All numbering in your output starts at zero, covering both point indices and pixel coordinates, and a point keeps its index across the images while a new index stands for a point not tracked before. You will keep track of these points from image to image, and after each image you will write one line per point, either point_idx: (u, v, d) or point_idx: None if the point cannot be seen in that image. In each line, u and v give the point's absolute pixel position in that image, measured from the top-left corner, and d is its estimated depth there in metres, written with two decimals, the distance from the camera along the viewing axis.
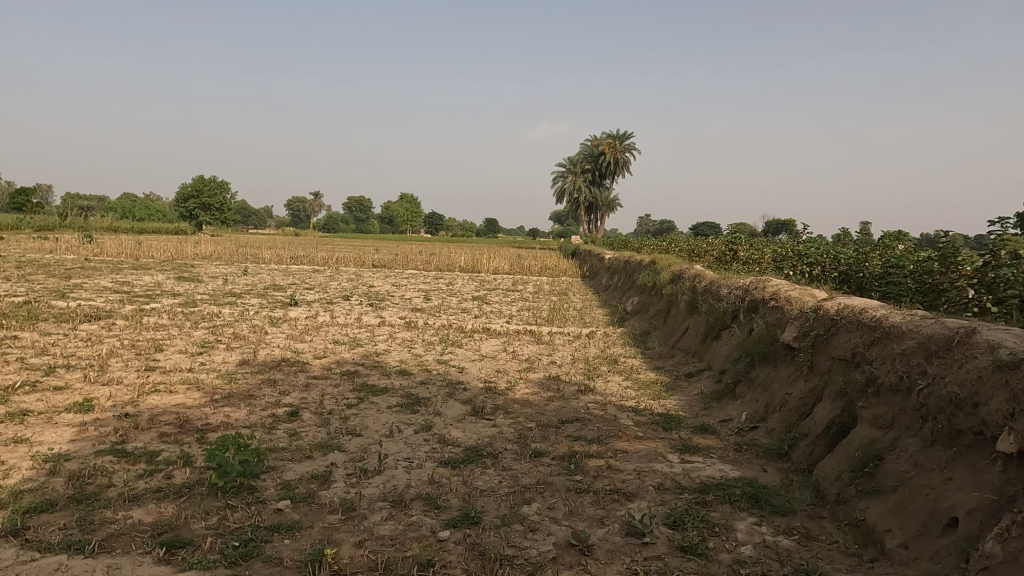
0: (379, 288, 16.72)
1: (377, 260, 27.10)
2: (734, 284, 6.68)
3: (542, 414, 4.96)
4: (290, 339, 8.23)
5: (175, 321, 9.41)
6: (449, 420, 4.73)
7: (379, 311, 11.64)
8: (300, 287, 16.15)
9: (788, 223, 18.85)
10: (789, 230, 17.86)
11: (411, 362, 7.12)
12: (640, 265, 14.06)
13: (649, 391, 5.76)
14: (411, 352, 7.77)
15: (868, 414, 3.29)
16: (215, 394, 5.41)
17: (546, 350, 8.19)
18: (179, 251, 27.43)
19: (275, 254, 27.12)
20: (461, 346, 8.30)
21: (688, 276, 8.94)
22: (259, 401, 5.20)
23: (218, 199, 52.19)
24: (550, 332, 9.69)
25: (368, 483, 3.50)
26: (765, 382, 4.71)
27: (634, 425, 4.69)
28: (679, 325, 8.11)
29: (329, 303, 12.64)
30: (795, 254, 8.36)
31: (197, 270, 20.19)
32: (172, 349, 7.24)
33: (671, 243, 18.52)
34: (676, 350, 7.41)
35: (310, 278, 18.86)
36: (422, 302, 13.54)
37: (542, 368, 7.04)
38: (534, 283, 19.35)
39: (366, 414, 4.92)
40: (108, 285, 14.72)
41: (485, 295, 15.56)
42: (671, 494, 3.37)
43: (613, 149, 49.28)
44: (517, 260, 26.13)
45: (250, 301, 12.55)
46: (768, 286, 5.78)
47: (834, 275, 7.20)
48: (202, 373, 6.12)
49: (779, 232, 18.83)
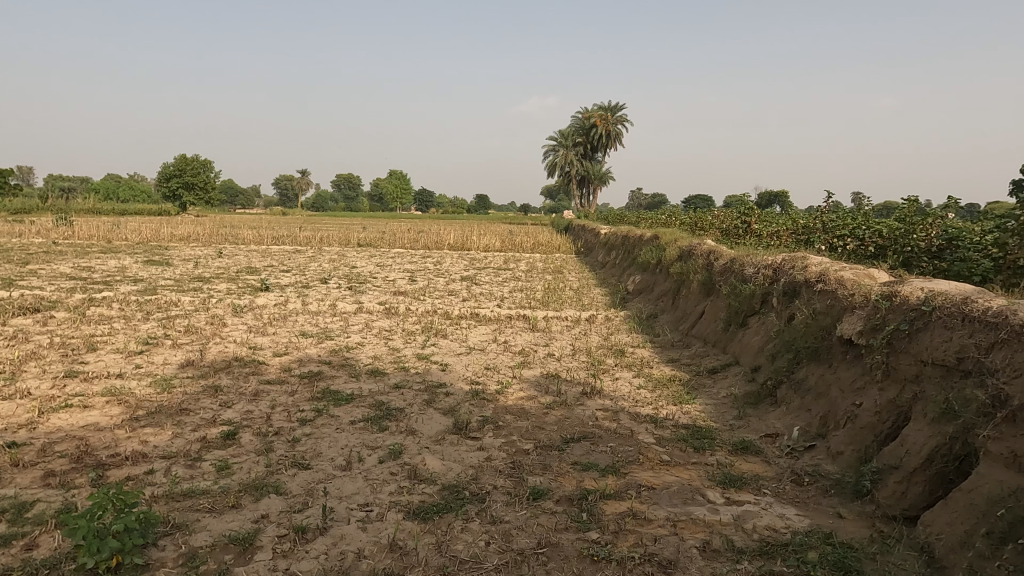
0: (362, 268, 15.63)
1: (363, 239, 25.92)
2: (761, 262, 5.71)
3: (540, 429, 4.00)
4: (251, 332, 7.22)
5: (124, 313, 8.33)
6: (425, 441, 3.76)
7: (358, 296, 10.62)
8: (277, 269, 15.06)
9: (780, 195, 17.97)
10: (786, 202, 17.01)
11: (387, 358, 6.11)
12: (640, 241, 13.09)
13: (667, 394, 4.81)
14: (388, 344, 6.77)
15: (999, 448, 2.35)
16: (138, 407, 4.40)
17: (542, 340, 7.19)
18: (154, 233, 26.12)
19: (257, 234, 25.83)
20: (446, 337, 7.28)
21: (700, 252, 7.97)
22: (190, 418, 4.20)
23: (201, 178, 50.61)
24: (546, 317, 8.70)
25: (306, 552, 2.54)
26: (818, 388, 3.79)
27: (657, 444, 3.74)
28: (692, 309, 7.15)
29: (304, 288, 11.59)
30: (821, 225, 7.39)
31: (169, 253, 19.00)
32: (107, 348, 6.20)
33: (668, 216, 17.50)
34: (690, 339, 6.48)
35: (290, 260, 17.75)
36: (405, 284, 12.49)
37: (539, 363, 6.06)
38: (526, 261, 18.38)
39: (321, 435, 3.94)
40: (66, 271, 13.57)
41: (474, 275, 14.53)
42: (723, 563, 2.42)
43: (604, 121, 47.87)
44: (509, 237, 25.04)
45: (218, 287, 11.46)
46: (809, 264, 4.80)
47: (871, 250, 6.24)
48: (133, 380, 5.11)
49: (772, 205, 17.97)
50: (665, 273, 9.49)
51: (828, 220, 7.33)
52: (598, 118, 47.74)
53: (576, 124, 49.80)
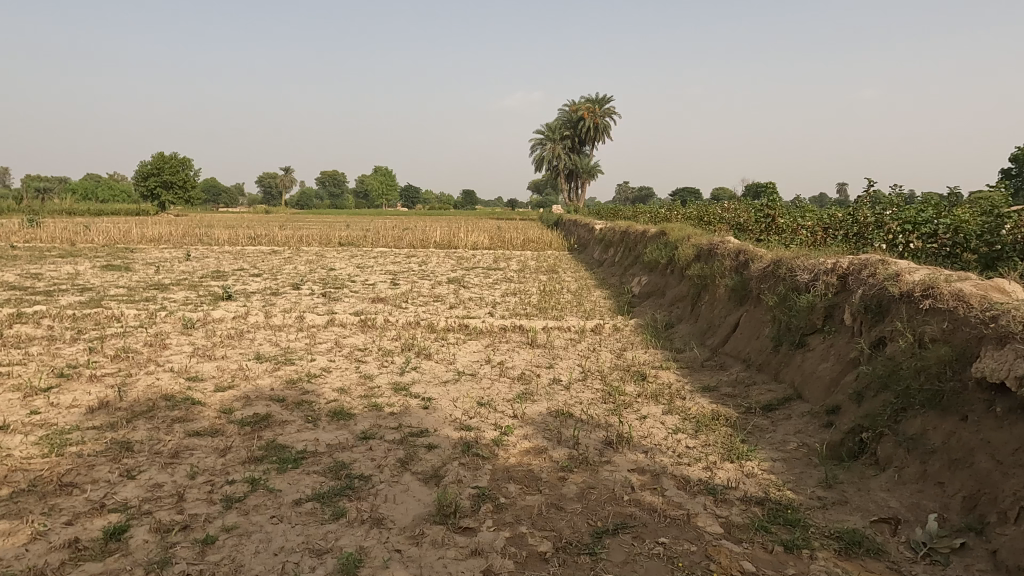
0: (340, 271, 14.40)
1: (345, 238, 24.62)
2: (818, 265, 4.60)
3: (559, 513, 2.86)
4: (195, 356, 6.00)
5: (50, 333, 7.04)
6: (396, 541, 2.61)
7: (332, 304, 9.41)
8: (246, 273, 13.77)
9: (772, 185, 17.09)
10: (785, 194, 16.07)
11: (356, 391, 4.93)
12: (642, 238, 12.01)
13: (718, 444, 3.69)
14: (360, 370, 5.60)
15: None
16: (3, 483, 3.20)
17: (545, 360, 6.03)
18: (122, 233, 24.64)
19: (233, 234, 24.44)
20: (430, 358, 6.09)
21: (724, 252, 6.86)
22: (69, 502, 3.01)
23: (180, 176, 48.94)
24: (546, 329, 7.54)
25: None
26: (952, 453, 2.69)
27: (729, 539, 2.61)
28: (722, 319, 6.05)
29: (272, 295, 10.34)
30: (868, 220, 6.27)
31: (134, 256, 17.65)
32: (6, 385, 4.96)
33: (666, 210, 16.37)
34: (724, 358, 5.39)
35: (263, 262, 16.43)
36: (386, 289, 11.28)
37: (544, 395, 4.90)
38: (517, 258, 17.27)
39: (249, 527, 2.78)
40: (9, 280, 12.22)
41: (462, 276, 13.37)
42: None
43: (591, 114, 46.77)
44: (498, 233, 23.89)
45: (174, 296, 10.17)
46: (898, 271, 3.69)
47: (943, 248, 5.11)
48: (17, 434, 3.89)
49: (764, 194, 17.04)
50: (679, 275, 8.36)
51: (875, 213, 6.22)
52: (585, 110, 46.55)
53: (563, 117, 48.50)
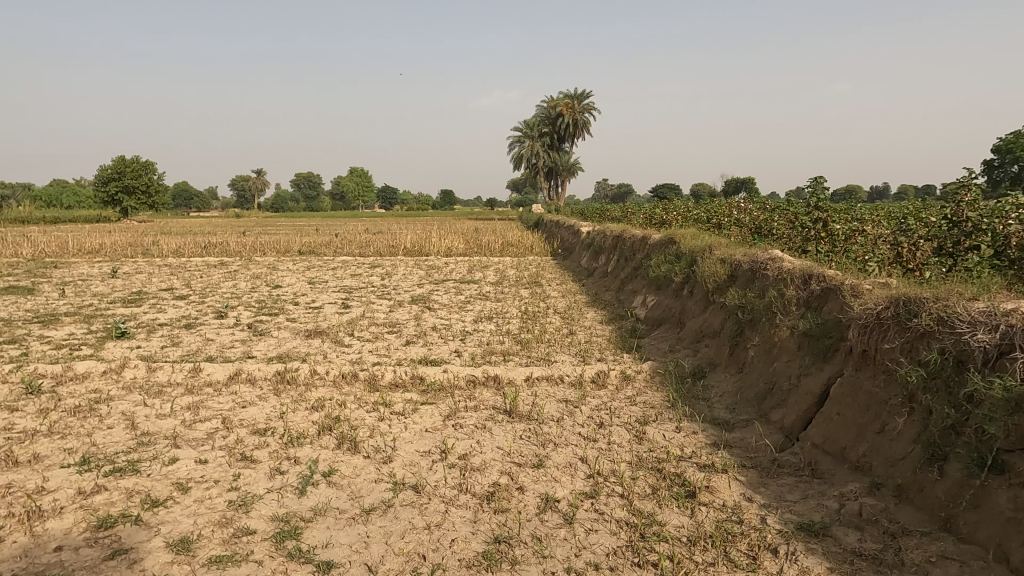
0: (287, 289, 12.21)
1: (306, 245, 22.33)
2: (1012, 318, 2.63)
3: None
4: None
5: None
6: None
7: (253, 344, 7.22)
8: (170, 296, 11.47)
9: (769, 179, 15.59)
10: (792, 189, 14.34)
11: (206, 551, 2.82)
12: (642, 248, 10.03)
13: None
14: (235, 488, 3.47)
15: None
16: None
17: (531, 451, 3.95)
18: (57, 245, 22.00)
19: (181, 243, 21.98)
20: (356, 452, 3.98)
21: (779, 275, 4.89)
22: None
23: (143, 179, 46.14)
24: (531, 381, 5.49)
25: None
26: None
27: None
28: (792, 381, 4.07)
29: (183, 330, 8.12)
30: (1002, 235, 4.15)
31: (51, 274, 15.18)
32: None
33: (662, 210, 14.49)
34: (817, 456, 3.40)
35: (200, 279, 14.12)
36: (332, 316, 9.13)
37: (533, 545, 2.85)
38: (495, 268, 15.22)
39: None
40: None
41: (428, 295, 11.25)
42: None
43: (570, 109, 45.02)
44: (475, 237, 21.83)
45: (52, 336, 7.85)
46: None
47: None
48: None
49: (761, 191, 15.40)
50: (703, 301, 6.38)
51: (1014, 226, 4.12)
52: (563, 107, 44.79)
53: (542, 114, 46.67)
